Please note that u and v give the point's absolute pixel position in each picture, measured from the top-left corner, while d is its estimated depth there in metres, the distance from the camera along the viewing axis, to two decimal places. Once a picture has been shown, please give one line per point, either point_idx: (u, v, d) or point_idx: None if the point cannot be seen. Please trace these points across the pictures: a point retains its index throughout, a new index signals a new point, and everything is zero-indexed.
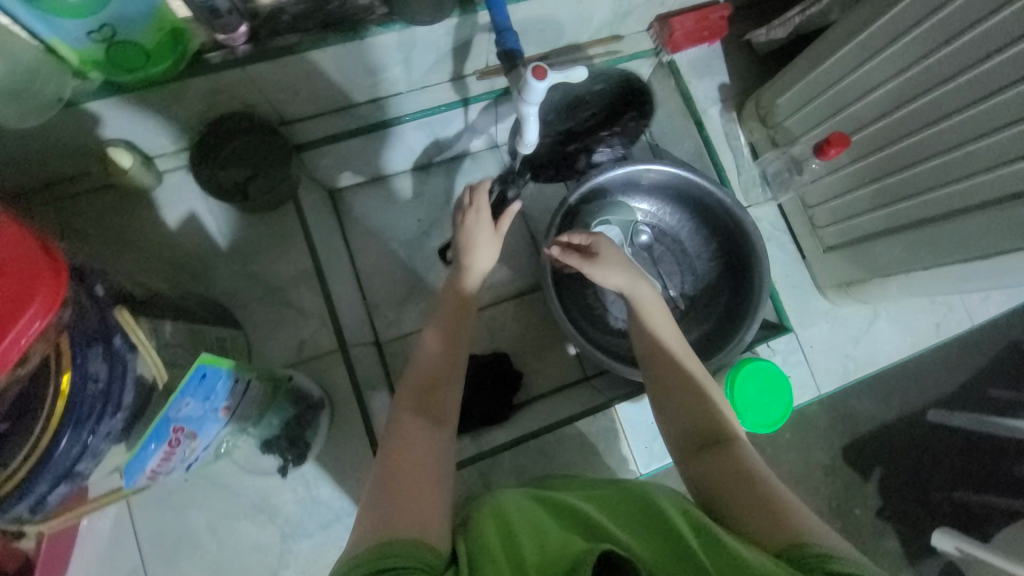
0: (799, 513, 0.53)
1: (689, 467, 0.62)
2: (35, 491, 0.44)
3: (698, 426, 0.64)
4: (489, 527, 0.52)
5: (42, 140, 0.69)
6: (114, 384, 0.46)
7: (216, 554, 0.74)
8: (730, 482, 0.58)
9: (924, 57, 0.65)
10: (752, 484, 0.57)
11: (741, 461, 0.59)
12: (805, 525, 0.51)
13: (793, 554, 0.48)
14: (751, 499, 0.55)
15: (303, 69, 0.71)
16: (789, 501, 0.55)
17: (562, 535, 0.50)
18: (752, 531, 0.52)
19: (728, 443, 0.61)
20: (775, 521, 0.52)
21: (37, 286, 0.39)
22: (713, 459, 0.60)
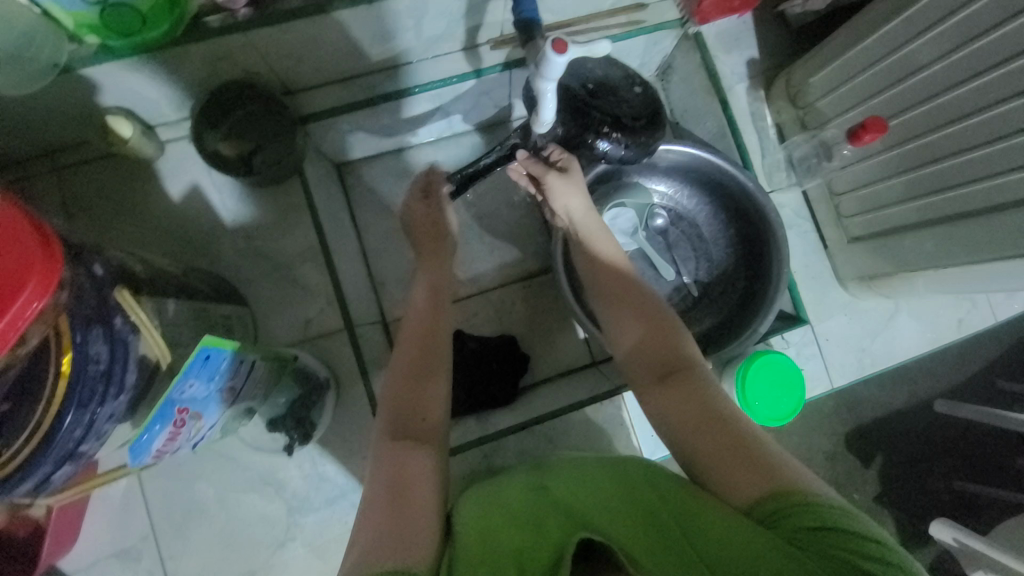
0: (773, 453, 0.52)
1: (652, 407, 0.60)
2: (37, 473, 0.43)
3: (658, 361, 0.63)
4: (474, 518, 0.51)
5: (38, 107, 0.67)
6: (116, 365, 0.45)
7: (225, 524, 0.76)
8: (690, 416, 0.57)
9: (978, 37, 0.60)
10: (714, 416, 0.56)
11: (700, 392, 0.58)
12: (778, 469, 0.51)
13: (767, 510, 0.48)
14: (720, 440, 0.54)
15: (306, 36, 0.67)
16: (751, 430, 0.54)
17: (543, 523, 0.49)
18: (723, 478, 0.52)
19: (690, 374, 0.60)
20: (746, 466, 0.51)
21: (31, 268, 0.38)
22: (675, 394, 0.59)
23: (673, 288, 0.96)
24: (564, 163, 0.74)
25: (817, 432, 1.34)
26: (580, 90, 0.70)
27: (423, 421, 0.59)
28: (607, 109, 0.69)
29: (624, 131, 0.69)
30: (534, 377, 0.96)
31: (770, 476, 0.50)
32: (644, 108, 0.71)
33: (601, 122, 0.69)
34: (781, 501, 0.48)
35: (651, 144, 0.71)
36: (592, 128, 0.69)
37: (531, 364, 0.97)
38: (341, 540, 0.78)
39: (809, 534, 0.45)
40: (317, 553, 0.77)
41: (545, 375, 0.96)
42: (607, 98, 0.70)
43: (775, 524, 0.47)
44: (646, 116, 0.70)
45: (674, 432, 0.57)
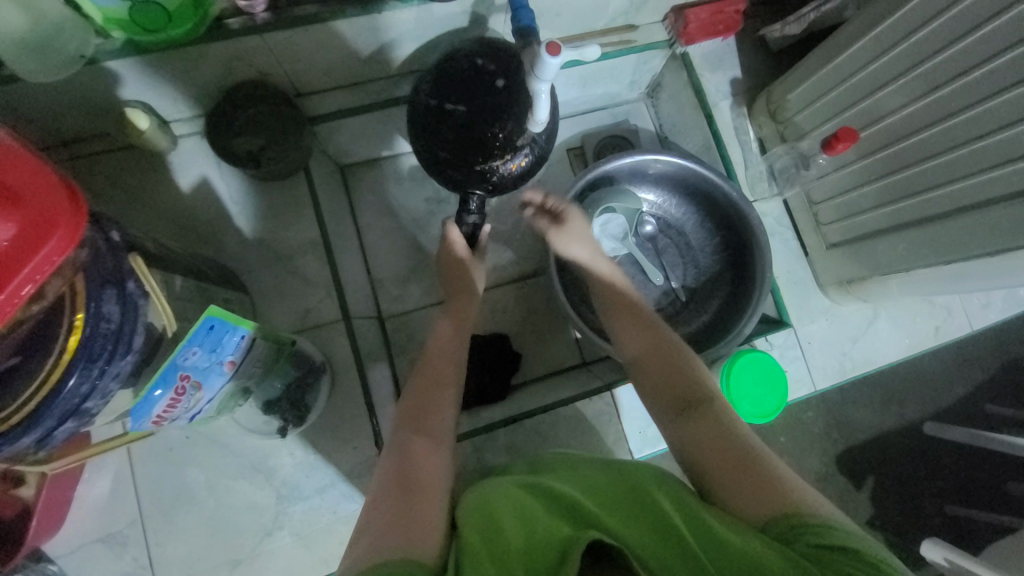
0: (785, 477, 0.55)
1: (673, 434, 0.63)
2: (42, 427, 0.44)
3: (678, 392, 0.66)
4: (474, 514, 0.52)
5: (61, 97, 0.70)
6: (125, 326, 0.47)
7: (213, 511, 0.76)
8: (711, 441, 0.59)
9: (935, 55, 0.66)
10: (729, 441, 0.59)
11: (715, 421, 0.61)
12: (793, 493, 0.53)
13: (782, 529, 0.50)
14: (737, 462, 0.57)
15: (321, 39, 0.72)
16: (769, 460, 0.57)
17: (552, 519, 0.49)
18: (741, 500, 0.54)
19: (708, 403, 0.64)
20: (758, 489, 0.54)
21: (58, 220, 0.41)
22: (696, 422, 0.62)
23: (662, 293, 0.99)
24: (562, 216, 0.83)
25: (807, 449, 1.35)
26: (451, 142, 0.68)
27: (432, 422, 0.65)
28: (486, 144, 0.67)
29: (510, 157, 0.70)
30: (525, 376, 0.98)
31: (784, 497, 0.53)
32: (474, 118, 0.67)
33: (499, 161, 0.69)
34: (795, 520, 0.50)
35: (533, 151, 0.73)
36: (491, 169, 0.70)
37: (523, 363, 0.99)
38: (329, 529, 0.78)
39: (824, 553, 0.47)
40: (305, 543, 0.77)
41: (536, 375, 0.99)
42: (483, 128, 0.67)
43: (790, 540, 0.49)
44: (495, 131, 0.67)
45: (692, 457, 0.60)
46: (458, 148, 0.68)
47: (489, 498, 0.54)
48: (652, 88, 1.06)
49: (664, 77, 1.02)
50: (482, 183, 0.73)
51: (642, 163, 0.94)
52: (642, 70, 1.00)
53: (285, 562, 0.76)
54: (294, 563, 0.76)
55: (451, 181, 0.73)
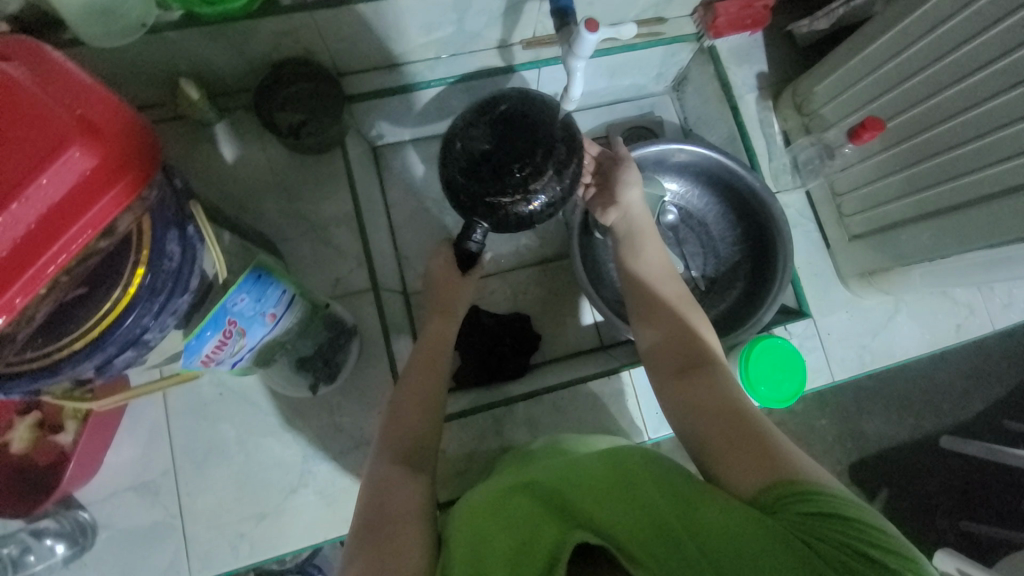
0: (782, 448, 0.55)
1: (670, 397, 0.66)
2: (104, 353, 0.48)
3: (683, 357, 0.69)
4: (464, 519, 0.54)
5: (121, 64, 0.74)
6: (185, 266, 0.51)
7: (242, 466, 0.79)
8: (708, 406, 0.61)
9: (962, 45, 0.67)
10: (727, 407, 0.61)
11: (716, 388, 0.63)
12: (786, 462, 0.54)
13: (770, 498, 0.51)
14: (730, 430, 0.58)
15: (366, 17, 0.76)
16: (765, 429, 0.58)
17: (539, 518, 0.51)
18: (731, 465, 0.56)
19: (711, 370, 0.66)
20: (751, 459, 0.55)
21: (128, 171, 0.44)
22: (696, 387, 0.64)
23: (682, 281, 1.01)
24: (622, 174, 0.83)
25: (820, 453, 1.34)
26: (470, 167, 0.63)
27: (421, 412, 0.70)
28: (506, 179, 0.61)
29: (537, 192, 0.63)
30: (544, 356, 1.00)
31: (776, 466, 0.53)
32: (499, 156, 0.62)
33: (507, 199, 0.62)
34: (782, 489, 0.51)
35: (564, 184, 0.65)
36: (498, 206, 0.63)
37: (542, 343, 1.01)
38: (351, 491, 0.80)
39: (810, 520, 0.48)
40: (327, 501, 0.79)
41: (555, 355, 1.01)
42: (505, 165, 0.62)
43: (778, 509, 0.50)
44: (520, 167, 0.61)
45: (689, 421, 0.62)
46: (477, 185, 0.62)
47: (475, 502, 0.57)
48: (678, 82, 1.09)
49: (690, 70, 1.04)
50: (485, 216, 0.65)
51: (666, 152, 0.96)
52: (669, 63, 1.02)
53: (308, 519, 0.79)
54: (317, 521, 0.79)
55: (459, 204, 0.66)
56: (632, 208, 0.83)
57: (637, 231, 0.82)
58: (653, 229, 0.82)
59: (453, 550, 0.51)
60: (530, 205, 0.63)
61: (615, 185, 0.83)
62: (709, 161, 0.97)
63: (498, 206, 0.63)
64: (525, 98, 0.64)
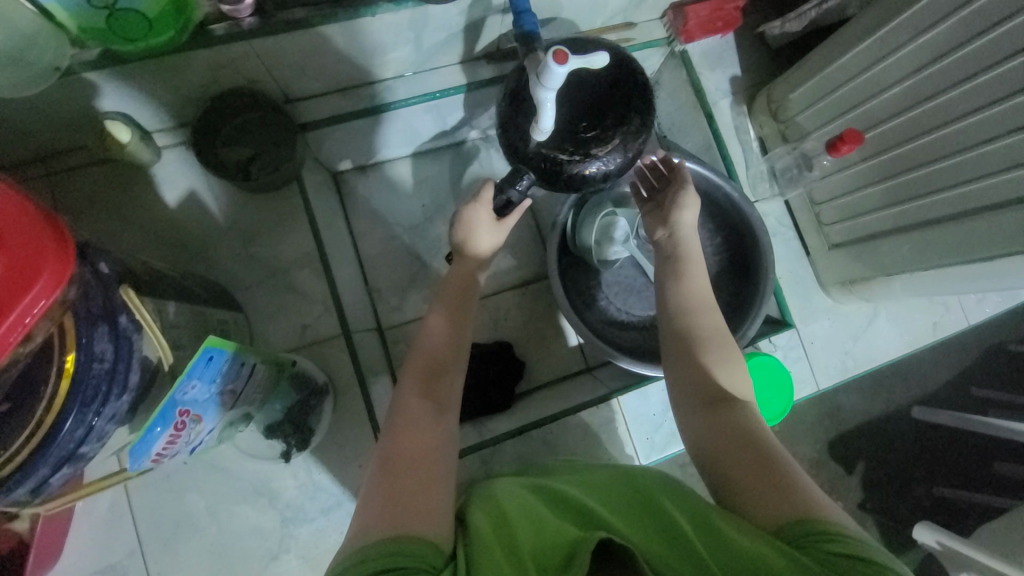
0: (805, 489, 0.53)
1: (692, 427, 0.64)
2: (36, 475, 0.42)
3: (709, 380, 0.67)
4: (482, 515, 0.51)
5: (36, 110, 0.66)
6: (120, 364, 0.44)
7: (216, 537, 0.74)
8: (732, 437, 0.60)
9: (941, 57, 0.65)
10: (749, 441, 0.59)
11: (739, 420, 0.62)
12: (810, 502, 0.51)
13: (796, 533, 0.49)
14: (754, 465, 0.56)
15: (312, 43, 0.69)
16: (790, 468, 0.56)
17: (562, 523, 0.48)
18: (755, 500, 0.54)
19: (736, 405, 0.63)
20: (773, 493, 0.53)
21: (43, 261, 0.38)
22: (721, 417, 0.62)
23: None
24: (676, 198, 0.79)
25: (802, 438, 1.37)
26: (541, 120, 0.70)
27: (438, 393, 0.63)
28: (574, 136, 0.69)
29: (598, 153, 0.70)
30: (529, 383, 0.97)
31: (799, 505, 0.51)
32: (575, 112, 0.69)
33: (565, 156, 0.69)
34: (808, 526, 0.49)
35: (626, 159, 0.72)
36: (555, 160, 0.70)
37: (526, 370, 0.98)
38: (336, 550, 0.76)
39: (836, 559, 0.45)
40: (312, 566, 0.75)
41: (540, 382, 0.98)
42: (575, 124, 0.69)
43: (804, 545, 0.47)
44: (591, 128, 0.69)
45: (710, 447, 0.61)
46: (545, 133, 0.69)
47: (499, 502, 0.53)
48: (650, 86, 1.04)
49: (661, 76, 1.00)
50: (535, 169, 0.71)
51: None
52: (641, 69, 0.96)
53: None
54: None
55: (518, 153, 0.72)
56: (680, 229, 0.79)
57: (682, 254, 0.77)
58: (700, 256, 0.78)
59: (474, 540, 0.47)
60: (583, 166, 0.70)
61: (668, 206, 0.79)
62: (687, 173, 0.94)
63: (554, 157, 0.69)
64: (616, 66, 0.71)
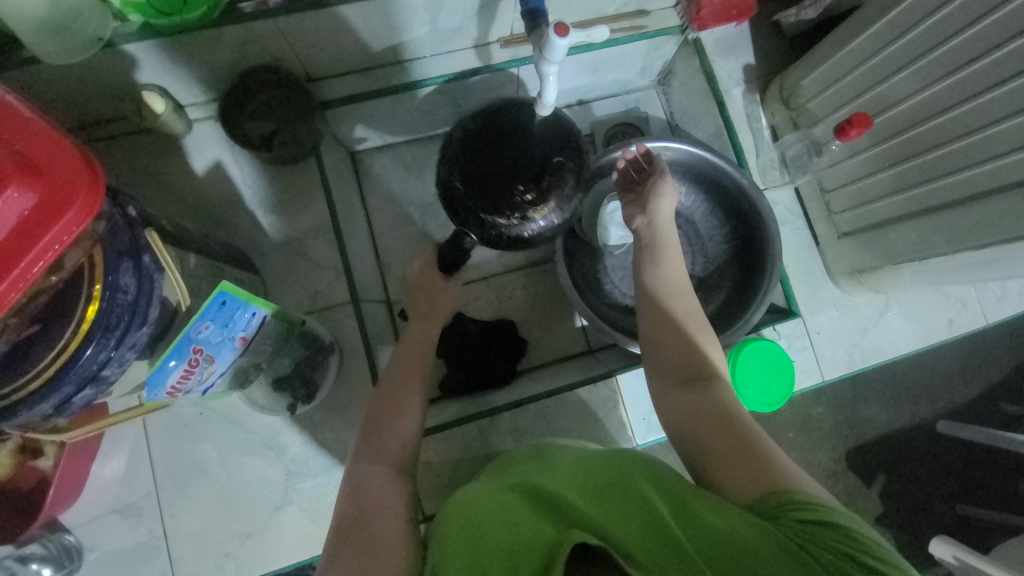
0: (779, 462, 0.54)
1: (670, 410, 0.64)
2: (60, 392, 0.46)
3: (686, 365, 0.67)
4: (452, 522, 0.53)
5: (81, 79, 0.72)
6: (141, 299, 0.48)
7: (226, 485, 0.78)
8: (706, 417, 0.60)
9: (951, 38, 0.65)
10: (725, 419, 0.59)
11: (715, 400, 0.62)
12: (784, 474, 0.52)
13: (769, 505, 0.49)
14: (729, 442, 0.57)
15: (334, 22, 0.73)
16: (765, 443, 0.56)
17: (531, 520, 0.49)
18: (731, 475, 0.54)
19: (715, 385, 0.64)
20: (748, 469, 0.54)
21: (78, 190, 0.42)
22: (697, 398, 0.63)
23: None
24: (655, 185, 0.80)
25: (816, 445, 1.33)
26: (474, 176, 0.64)
27: (404, 413, 0.67)
28: (509, 197, 0.63)
29: (537, 214, 0.64)
30: (531, 363, 0.99)
31: (773, 477, 0.52)
32: (508, 172, 0.63)
33: (503, 221, 0.64)
34: (780, 497, 0.49)
35: (566, 213, 0.67)
36: (492, 224, 0.64)
37: (529, 349, 1.00)
38: None
39: (807, 527, 0.46)
40: (313, 518, 0.79)
41: (542, 361, 1.00)
42: (507, 184, 0.63)
43: (775, 515, 0.48)
44: (526, 187, 0.63)
45: (688, 429, 0.61)
46: (478, 195, 0.63)
47: (470, 506, 0.54)
48: (663, 75, 1.06)
49: (675, 64, 1.01)
50: (475, 229, 0.66)
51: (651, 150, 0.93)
52: (654, 57, 0.99)
53: (294, 537, 0.78)
54: (302, 538, 0.78)
55: (453, 212, 0.67)
56: (659, 218, 0.79)
57: (660, 242, 0.78)
58: (676, 242, 0.78)
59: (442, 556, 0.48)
60: (523, 229, 0.65)
61: (647, 194, 0.80)
62: (694, 160, 0.94)
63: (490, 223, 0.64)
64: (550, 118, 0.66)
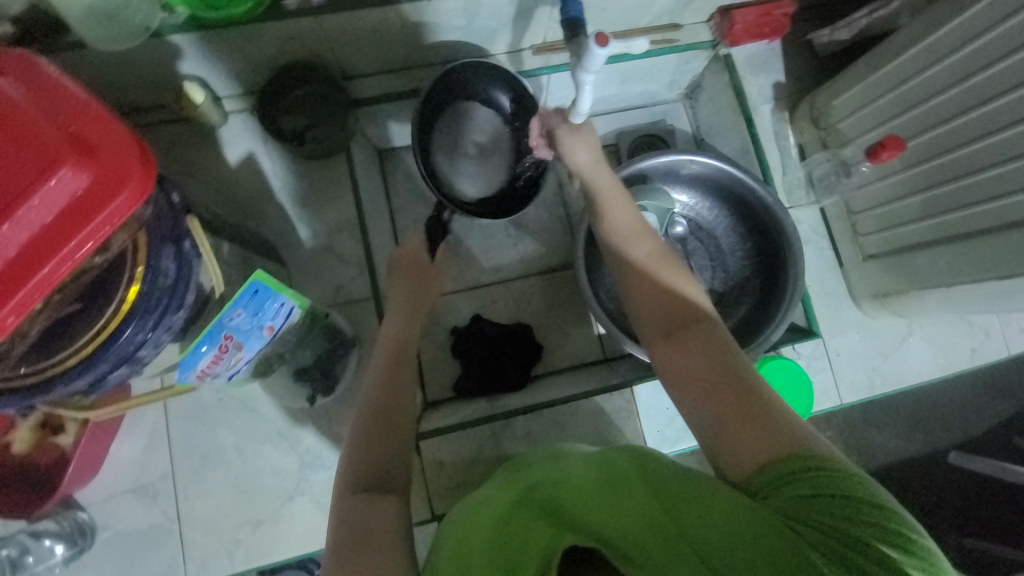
0: (779, 415, 0.51)
1: (661, 368, 0.60)
2: (96, 370, 0.47)
3: (672, 314, 0.62)
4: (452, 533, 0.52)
5: (125, 67, 0.74)
6: (180, 282, 0.50)
7: (240, 472, 0.79)
8: (699, 373, 0.56)
9: (988, 66, 0.64)
10: (720, 372, 0.55)
11: (708, 350, 0.57)
12: (787, 432, 0.49)
13: (772, 474, 0.47)
14: (725, 399, 0.53)
15: (372, 22, 0.74)
16: (763, 395, 0.52)
17: (529, 520, 0.49)
18: (732, 440, 0.51)
19: (704, 333, 0.59)
20: (750, 432, 0.50)
21: (131, 175, 0.43)
22: (687, 352, 0.58)
23: None
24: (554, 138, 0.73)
25: None
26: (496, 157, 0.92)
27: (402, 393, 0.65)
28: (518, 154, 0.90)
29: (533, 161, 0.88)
30: (545, 368, 0.99)
31: (776, 438, 0.49)
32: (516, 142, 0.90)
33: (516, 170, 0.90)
34: (786, 465, 0.47)
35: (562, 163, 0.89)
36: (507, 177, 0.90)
37: (544, 354, 1.00)
38: None
39: (813, 501, 0.44)
40: (323, 510, 0.79)
41: (556, 367, 1.00)
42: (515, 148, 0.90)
43: (779, 486, 0.46)
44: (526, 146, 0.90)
45: (683, 390, 0.57)
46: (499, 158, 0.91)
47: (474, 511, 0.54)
48: (691, 89, 1.06)
49: (704, 79, 1.01)
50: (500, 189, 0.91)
51: (677, 162, 0.93)
52: (683, 70, 1.00)
53: (304, 527, 0.79)
54: (311, 529, 0.79)
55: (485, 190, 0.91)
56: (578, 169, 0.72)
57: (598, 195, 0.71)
58: (618, 185, 0.72)
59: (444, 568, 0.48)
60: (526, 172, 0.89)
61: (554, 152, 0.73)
62: (720, 176, 0.94)
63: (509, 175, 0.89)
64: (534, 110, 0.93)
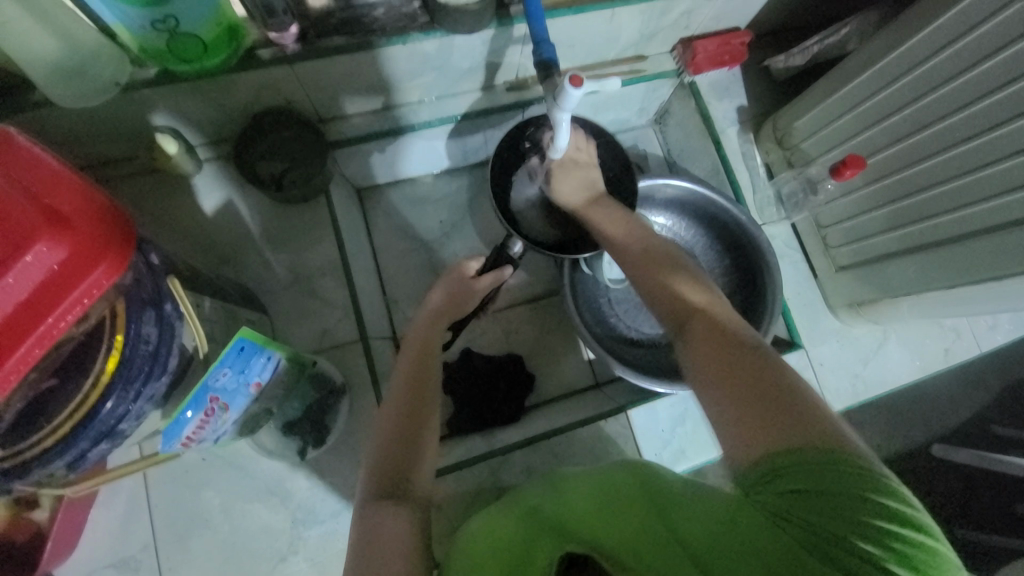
0: (790, 402, 0.46)
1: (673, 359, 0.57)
2: (75, 448, 0.44)
3: (683, 305, 0.59)
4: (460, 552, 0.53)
5: (94, 122, 0.72)
6: (162, 347, 0.48)
7: (227, 535, 0.75)
8: (705, 359, 0.53)
9: (935, 88, 0.69)
10: (729, 358, 0.51)
11: (716, 338, 0.54)
12: (794, 421, 0.45)
13: (771, 465, 0.44)
14: (730, 384, 0.49)
15: (348, 68, 0.75)
16: (775, 381, 0.48)
17: (532, 535, 0.51)
18: (735, 428, 0.47)
19: (714, 322, 0.56)
20: (752, 418, 0.47)
21: (110, 245, 0.42)
22: (693, 341, 0.55)
23: None
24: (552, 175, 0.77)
25: None
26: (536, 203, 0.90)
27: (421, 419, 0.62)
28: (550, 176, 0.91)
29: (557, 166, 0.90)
30: (538, 397, 0.99)
31: (781, 426, 0.45)
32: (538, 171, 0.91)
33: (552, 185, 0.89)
34: (783, 458, 0.44)
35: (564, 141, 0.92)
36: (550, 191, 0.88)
37: (536, 384, 0.99)
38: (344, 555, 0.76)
39: (801, 497, 0.42)
40: (319, 568, 0.76)
41: (548, 396, 0.99)
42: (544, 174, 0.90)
43: (773, 480, 0.43)
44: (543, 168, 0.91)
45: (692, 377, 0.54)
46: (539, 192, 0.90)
47: (481, 531, 0.55)
48: (660, 115, 1.10)
49: (671, 105, 1.05)
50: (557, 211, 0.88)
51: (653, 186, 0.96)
52: (651, 98, 1.03)
53: None
54: None
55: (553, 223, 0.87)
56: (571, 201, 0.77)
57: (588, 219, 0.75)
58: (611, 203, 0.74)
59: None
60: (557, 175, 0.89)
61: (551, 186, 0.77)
62: (692, 198, 0.98)
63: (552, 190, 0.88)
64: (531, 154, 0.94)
